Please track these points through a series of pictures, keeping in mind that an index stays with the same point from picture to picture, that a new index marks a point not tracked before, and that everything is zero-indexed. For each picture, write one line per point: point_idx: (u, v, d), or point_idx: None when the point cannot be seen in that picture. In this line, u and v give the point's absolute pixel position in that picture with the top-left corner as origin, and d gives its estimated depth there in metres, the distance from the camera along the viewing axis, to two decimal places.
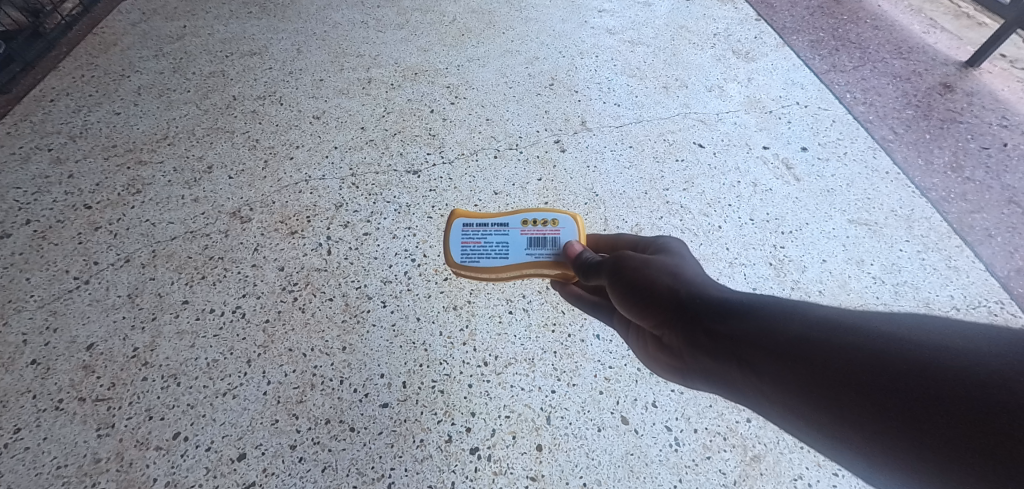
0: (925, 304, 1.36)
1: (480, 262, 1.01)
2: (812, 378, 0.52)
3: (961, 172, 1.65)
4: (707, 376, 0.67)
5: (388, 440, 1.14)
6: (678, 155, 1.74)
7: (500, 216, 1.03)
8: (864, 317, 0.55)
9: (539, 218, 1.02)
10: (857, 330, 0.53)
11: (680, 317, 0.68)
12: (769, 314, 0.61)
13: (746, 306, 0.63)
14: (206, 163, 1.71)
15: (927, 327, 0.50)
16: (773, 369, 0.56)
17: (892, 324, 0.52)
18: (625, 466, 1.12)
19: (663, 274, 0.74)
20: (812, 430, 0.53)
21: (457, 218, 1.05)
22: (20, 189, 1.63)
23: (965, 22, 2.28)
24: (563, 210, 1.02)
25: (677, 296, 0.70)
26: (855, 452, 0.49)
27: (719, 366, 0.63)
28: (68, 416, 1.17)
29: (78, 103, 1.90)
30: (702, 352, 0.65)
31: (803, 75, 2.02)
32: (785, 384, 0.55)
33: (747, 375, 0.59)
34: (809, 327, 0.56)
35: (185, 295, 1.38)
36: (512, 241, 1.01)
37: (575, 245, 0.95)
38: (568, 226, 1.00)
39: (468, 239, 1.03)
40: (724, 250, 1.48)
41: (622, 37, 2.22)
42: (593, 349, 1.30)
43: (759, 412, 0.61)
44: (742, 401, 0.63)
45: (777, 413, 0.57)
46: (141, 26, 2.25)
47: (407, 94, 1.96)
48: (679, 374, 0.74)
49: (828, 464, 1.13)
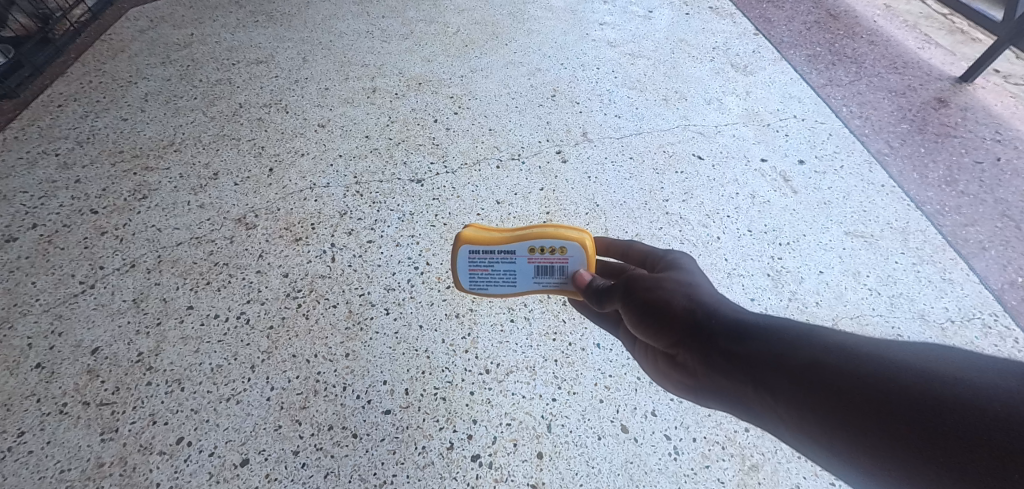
0: (921, 316, 1.38)
1: (490, 288, 0.98)
2: (826, 400, 0.49)
3: (955, 186, 1.68)
4: (721, 396, 0.63)
5: (390, 447, 1.15)
6: (678, 166, 1.77)
7: (507, 243, 0.92)
8: (882, 342, 0.51)
9: (545, 245, 0.91)
10: (874, 356, 0.49)
11: (692, 337, 0.64)
12: (784, 335, 0.57)
13: (760, 326, 0.60)
14: (212, 169, 1.73)
15: (945, 356, 0.46)
16: (788, 391, 0.52)
17: (908, 351, 0.48)
18: (625, 474, 1.13)
19: (677, 293, 0.69)
20: (824, 452, 0.50)
21: (462, 242, 0.94)
22: (27, 193, 1.64)
23: (959, 38, 2.32)
24: (572, 234, 0.90)
25: (690, 315, 0.65)
26: (867, 476, 0.47)
27: (732, 387, 0.59)
28: (73, 420, 1.18)
29: (86, 109, 1.92)
30: (716, 373, 0.61)
31: (800, 89, 2.05)
32: (800, 408, 0.51)
33: (761, 396, 0.56)
34: (826, 350, 0.52)
35: (190, 300, 1.40)
36: (519, 270, 0.94)
37: (584, 273, 0.90)
38: (577, 253, 0.91)
39: (475, 266, 0.96)
40: (724, 261, 1.50)
41: (622, 49, 2.26)
42: (594, 358, 1.32)
43: (774, 432, 0.58)
44: (756, 420, 0.60)
45: (793, 435, 0.54)
46: (148, 33, 2.28)
47: (411, 103, 1.99)
48: (690, 392, 0.71)
49: (825, 473, 1.14)
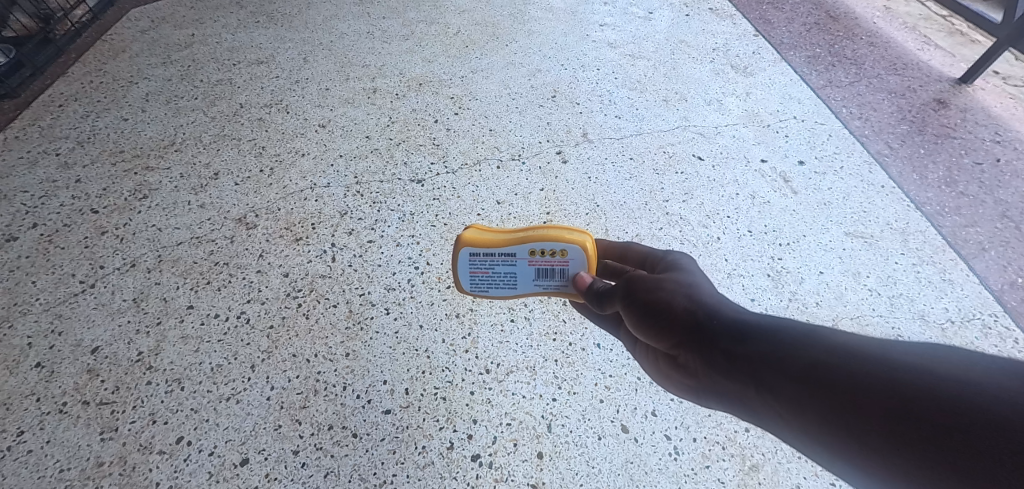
0: (921, 317, 1.38)
1: (490, 289, 0.98)
2: (830, 402, 0.48)
3: (955, 186, 1.68)
4: (723, 397, 0.63)
5: (390, 447, 1.15)
6: (678, 167, 1.77)
7: (507, 246, 0.91)
8: (885, 341, 0.50)
9: (546, 248, 0.91)
10: (877, 356, 0.48)
11: (693, 338, 0.63)
12: (786, 336, 0.56)
13: (761, 327, 0.59)
14: (212, 169, 1.73)
15: (948, 356, 0.46)
16: (791, 392, 0.52)
17: (910, 351, 0.48)
18: (625, 474, 1.13)
19: (677, 294, 0.68)
20: (828, 453, 0.50)
21: (462, 244, 0.94)
22: (27, 192, 1.64)
23: (959, 40, 2.33)
24: (573, 236, 0.89)
25: (691, 316, 0.65)
26: (871, 477, 0.47)
27: (735, 388, 0.59)
28: (72, 420, 1.18)
29: (87, 109, 1.92)
30: (718, 374, 0.60)
31: (800, 90, 2.06)
32: (803, 409, 0.51)
33: (763, 397, 0.55)
34: (829, 351, 0.52)
35: (190, 300, 1.40)
36: (520, 272, 0.94)
37: (585, 276, 0.89)
38: (578, 255, 0.90)
39: (475, 268, 0.96)
40: (724, 261, 1.50)
41: (623, 50, 2.26)
42: (594, 358, 1.32)
43: (776, 433, 0.57)
44: (758, 420, 0.60)
45: (796, 436, 0.53)
46: (149, 33, 2.29)
47: (412, 104, 1.99)
48: (691, 392, 0.70)
49: (825, 474, 1.14)
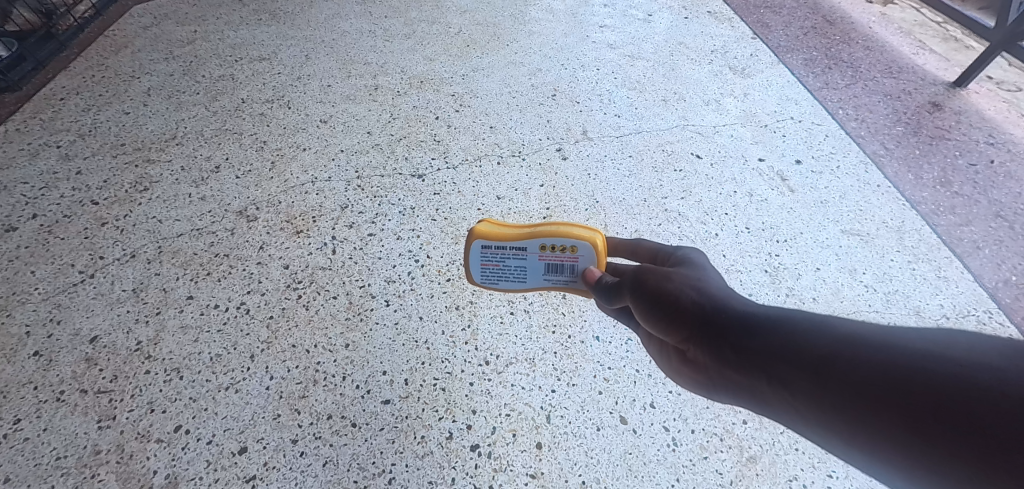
0: (916, 312, 1.39)
1: (501, 283, 0.99)
2: (841, 393, 0.47)
3: (949, 186, 1.70)
4: (734, 393, 0.60)
5: (390, 436, 1.15)
6: (677, 165, 1.79)
7: (518, 240, 0.93)
8: (895, 330, 0.48)
9: (557, 243, 0.91)
10: (887, 344, 0.47)
11: (700, 332, 0.61)
12: (797, 328, 0.54)
13: (770, 318, 0.57)
14: (214, 162, 1.74)
15: (955, 342, 0.44)
16: (803, 385, 0.50)
17: (919, 339, 0.46)
18: (624, 465, 1.13)
19: (685, 288, 0.66)
20: (843, 444, 0.47)
21: (476, 237, 0.96)
22: (28, 184, 1.64)
23: (953, 45, 2.36)
24: (583, 233, 0.90)
25: (698, 309, 0.62)
26: (886, 466, 0.45)
27: (745, 382, 0.56)
28: (69, 408, 1.17)
29: (88, 102, 1.93)
30: (731, 370, 0.58)
31: (797, 92, 2.09)
32: (817, 402, 0.48)
33: (776, 390, 0.53)
34: (840, 341, 0.50)
35: (190, 290, 1.40)
36: (530, 266, 0.95)
37: (593, 271, 0.89)
38: (587, 251, 0.91)
39: (487, 261, 0.97)
40: (721, 257, 1.51)
41: (622, 51, 2.29)
42: (593, 351, 1.32)
43: (790, 426, 0.55)
44: (770, 414, 0.57)
45: (810, 429, 0.51)
46: (151, 29, 2.30)
47: (414, 101, 2.01)
48: (702, 389, 0.67)
49: (823, 466, 1.14)
